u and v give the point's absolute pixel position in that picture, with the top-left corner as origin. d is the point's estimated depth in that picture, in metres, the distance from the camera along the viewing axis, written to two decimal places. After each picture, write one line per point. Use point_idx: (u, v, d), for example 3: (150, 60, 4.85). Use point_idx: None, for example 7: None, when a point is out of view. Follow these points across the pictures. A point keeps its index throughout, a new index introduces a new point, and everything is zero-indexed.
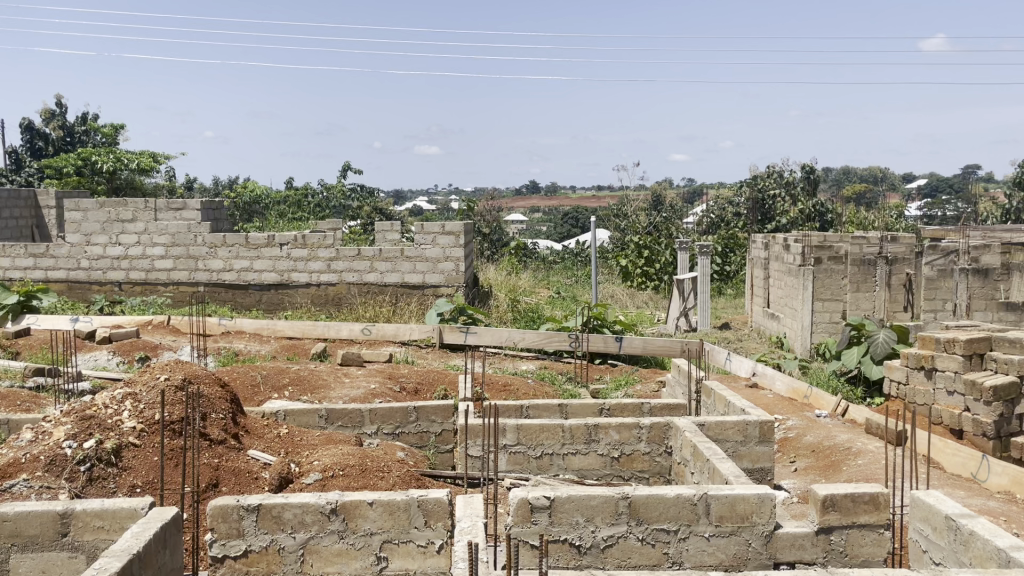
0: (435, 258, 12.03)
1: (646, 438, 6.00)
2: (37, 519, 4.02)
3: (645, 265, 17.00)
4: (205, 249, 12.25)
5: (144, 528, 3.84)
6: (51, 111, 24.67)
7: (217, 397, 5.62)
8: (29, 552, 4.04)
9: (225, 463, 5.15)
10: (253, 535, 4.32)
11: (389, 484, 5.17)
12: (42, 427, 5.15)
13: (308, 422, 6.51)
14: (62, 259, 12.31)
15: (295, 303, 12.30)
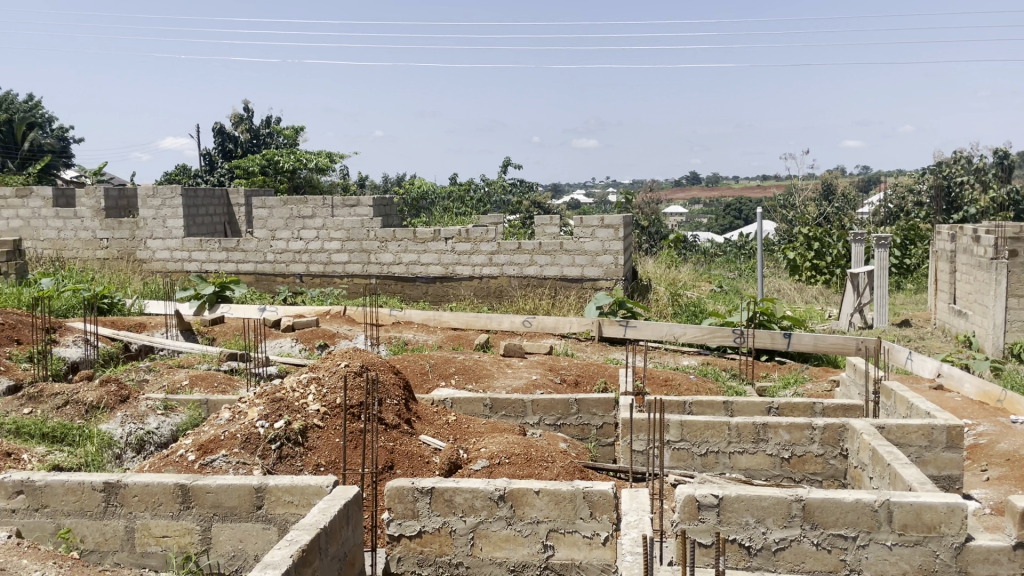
0: (595, 251, 12.04)
1: (819, 440, 5.74)
2: (236, 492, 4.36)
3: (815, 257, 16.22)
4: (377, 244, 12.89)
5: (329, 505, 4.11)
6: (239, 116, 26.75)
7: (392, 384, 5.91)
8: (228, 522, 4.38)
9: (399, 446, 5.40)
10: (427, 517, 4.51)
11: (553, 475, 5.25)
12: (238, 407, 5.62)
13: (473, 410, 6.70)
14: (250, 252, 13.27)
15: (459, 295, 12.72)
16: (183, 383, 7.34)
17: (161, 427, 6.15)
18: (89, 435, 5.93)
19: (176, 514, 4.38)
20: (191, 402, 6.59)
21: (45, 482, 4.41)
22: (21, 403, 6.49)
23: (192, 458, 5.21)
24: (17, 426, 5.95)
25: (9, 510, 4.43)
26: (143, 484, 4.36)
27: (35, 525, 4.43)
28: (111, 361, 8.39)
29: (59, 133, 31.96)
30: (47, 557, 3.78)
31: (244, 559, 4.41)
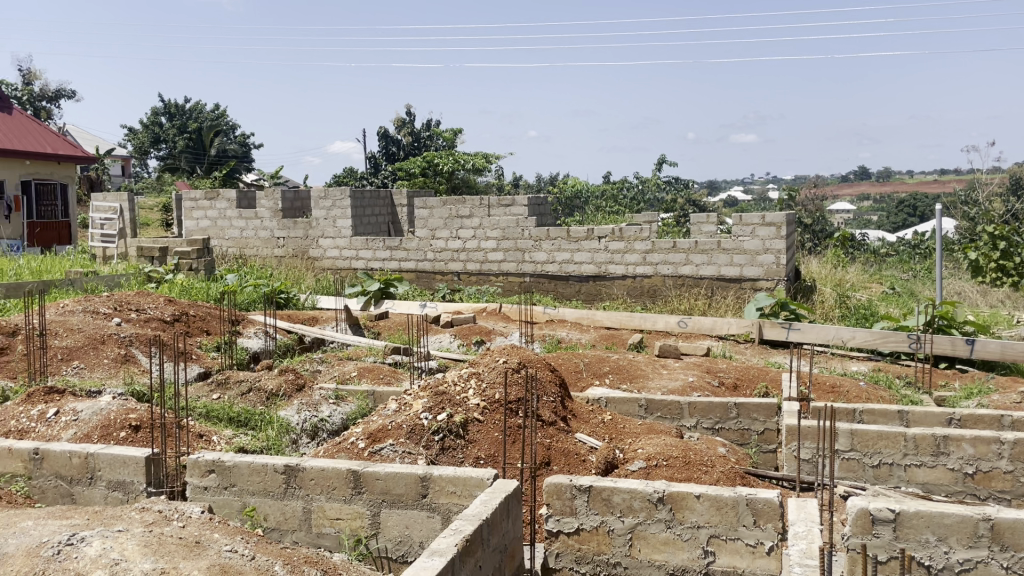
0: (754, 250, 11.63)
1: (1008, 456, 5.30)
2: (403, 480, 4.55)
3: (1002, 258, 14.92)
4: (531, 242, 13.06)
5: (491, 497, 4.21)
6: (402, 120, 27.90)
7: (549, 381, 5.97)
8: (396, 509, 4.58)
9: (556, 443, 5.45)
10: (585, 515, 4.53)
11: (713, 479, 5.13)
12: (403, 399, 5.87)
13: (628, 410, 6.64)
14: (412, 251, 13.80)
15: (612, 294, 12.66)
16: (352, 373, 7.77)
17: (333, 416, 6.56)
18: (270, 420, 6.35)
19: (349, 498, 4.63)
20: (359, 392, 7.01)
21: (233, 463, 4.77)
22: (210, 389, 7.06)
23: (362, 446, 5.48)
24: (207, 410, 6.47)
25: (201, 487, 4.82)
26: (320, 469, 4.64)
27: (224, 501, 4.81)
28: (288, 351, 8.96)
29: (242, 140, 34.55)
30: (236, 533, 4.06)
31: (410, 545, 4.61)
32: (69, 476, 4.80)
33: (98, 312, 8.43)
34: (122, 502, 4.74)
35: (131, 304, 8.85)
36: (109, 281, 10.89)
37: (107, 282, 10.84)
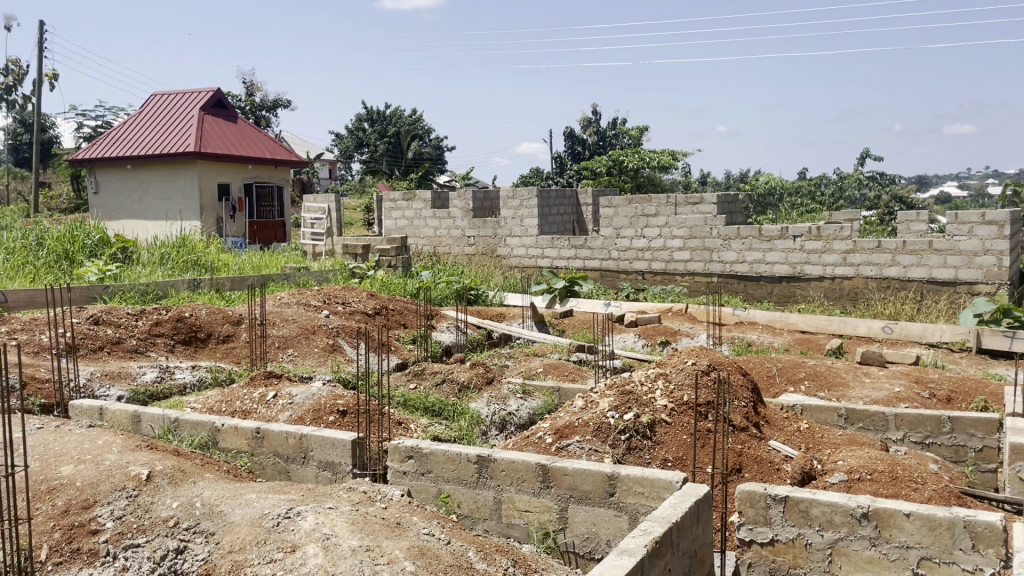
0: (972, 251, 10.67)
1: None
2: (591, 477, 4.58)
3: None
4: (720, 241, 12.70)
5: (680, 501, 4.14)
6: (588, 119, 28.07)
7: (741, 385, 5.79)
8: (584, 505, 4.61)
9: (747, 450, 5.26)
10: (781, 526, 4.34)
11: (924, 497, 4.75)
12: (590, 397, 5.89)
13: (826, 420, 6.29)
14: (597, 250, 13.81)
15: (808, 296, 12.07)
16: (538, 369, 7.91)
17: (520, 410, 6.72)
18: (461, 411, 6.60)
19: (537, 491, 4.71)
20: (545, 388, 7.15)
21: (429, 450, 5.00)
22: (407, 378, 7.45)
23: (549, 441, 5.54)
24: (405, 399, 6.82)
25: (401, 471, 5.08)
26: (510, 461, 4.76)
27: (421, 486, 5.05)
28: (478, 346, 9.28)
29: (436, 142, 36.17)
30: (433, 517, 4.25)
31: (598, 542, 4.62)
32: (286, 454, 5.23)
33: (309, 304, 9.13)
34: (331, 481, 5.10)
35: (337, 298, 9.52)
36: (318, 276, 11.76)
37: (316, 276, 11.70)
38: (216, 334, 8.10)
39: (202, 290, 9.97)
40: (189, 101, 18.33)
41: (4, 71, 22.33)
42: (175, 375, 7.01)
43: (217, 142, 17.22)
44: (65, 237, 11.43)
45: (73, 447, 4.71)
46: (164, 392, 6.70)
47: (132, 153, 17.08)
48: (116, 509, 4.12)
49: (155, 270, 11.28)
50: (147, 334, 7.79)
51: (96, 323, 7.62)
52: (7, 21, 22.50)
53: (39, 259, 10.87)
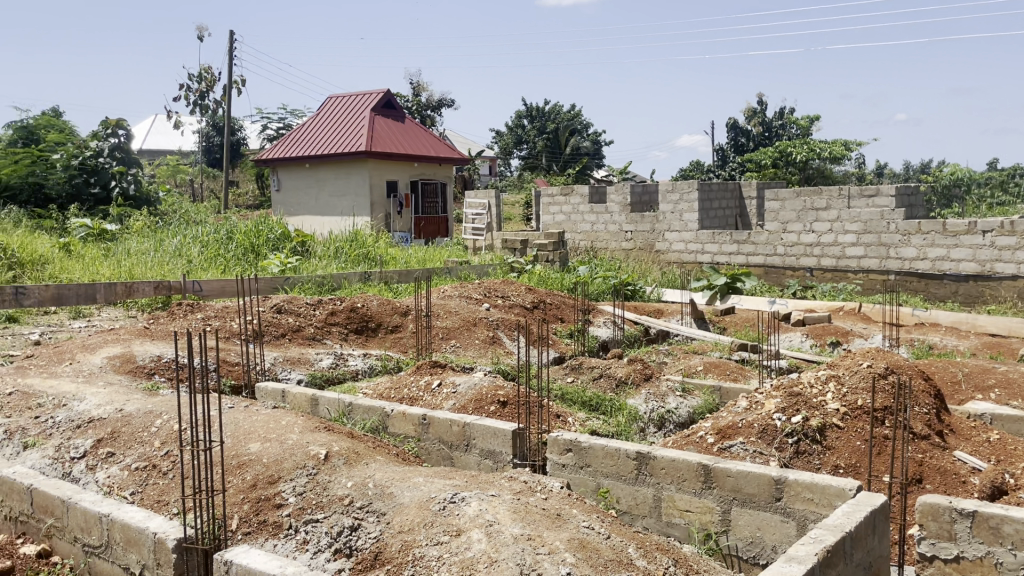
0: None
1: None
2: (756, 480, 4.43)
3: None
4: (897, 237, 11.93)
5: (854, 509, 3.93)
6: (753, 109, 27.13)
7: (922, 391, 5.42)
8: (748, 508, 4.47)
9: (929, 460, 4.91)
10: (967, 542, 4.02)
11: None
12: (755, 398, 5.69)
13: (1020, 431, 5.76)
14: (761, 245, 13.29)
15: (998, 297, 11.12)
16: (699, 367, 7.73)
17: (680, 408, 6.60)
18: (619, 407, 6.56)
19: (699, 492, 4.61)
20: (706, 387, 7.00)
21: (589, 444, 5.01)
22: (566, 372, 7.51)
23: (711, 441, 5.40)
24: (562, 392, 6.87)
25: (561, 463, 5.14)
26: (671, 459, 4.70)
27: (580, 480, 5.07)
28: (635, 342, 9.20)
29: (595, 137, 36.12)
30: (592, 511, 4.25)
31: (762, 547, 4.48)
32: (450, 441, 5.41)
33: (471, 297, 9.38)
34: (493, 469, 5.23)
35: (498, 292, 9.72)
36: (480, 270, 12.06)
37: (477, 270, 11.99)
38: (386, 323, 8.52)
39: (372, 282, 10.48)
40: (361, 102, 19.30)
41: (200, 79, 24.38)
42: (348, 362, 7.42)
43: (386, 141, 18.01)
44: (251, 232, 12.35)
45: (259, 426, 5.08)
46: (338, 377, 7.11)
47: (310, 152, 18.19)
48: (297, 485, 4.42)
49: (330, 263, 11.98)
50: (324, 323, 8.28)
51: (278, 312, 8.18)
52: (202, 32, 24.53)
53: (230, 252, 11.81)
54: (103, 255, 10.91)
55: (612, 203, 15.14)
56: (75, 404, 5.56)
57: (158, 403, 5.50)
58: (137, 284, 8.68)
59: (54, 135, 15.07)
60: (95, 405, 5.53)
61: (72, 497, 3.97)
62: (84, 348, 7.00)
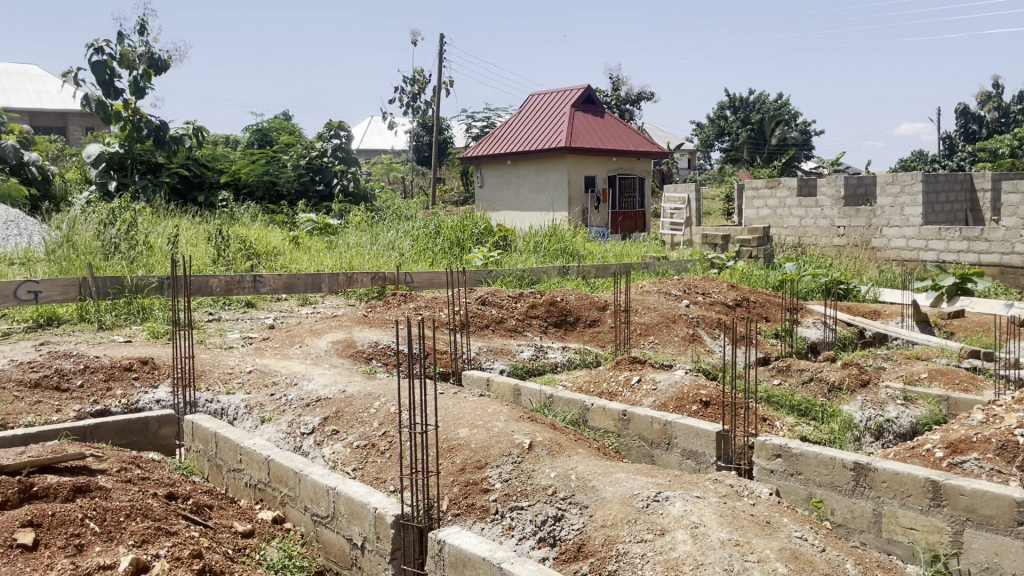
0: None
1: None
2: (994, 501, 4.01)
3: None
4: None
5: None
6: (988, 93, 24.62)
7: None
8: (984, 531, 4.07)
9: None
10: None
11: None
12: (992, 412, 5.17)
13: None
14: (996, 242, 12.00)
15: None
16: (922, 375, 7.12)
17: (901, 418, 6.12)
18: (832, 414, 6.17)
19: (926, 509, 4.25)
20: (931, 396, 6.44)
21: (801, 450, 4.75)
22: (772, 374, 7.19)
23: (939, 455, 4.94)
24: (768, 395, 6.58)
25: (768, 469, 4.91)
26: (894, 472, 4.36)
27: (790, 488, 4.82)
28: (848, 344, 8.64)
29: (804, 127, 34.36)
30: (804, 521, 4.04)
31: None
32: (651, 439, 5.34)
33: (670, 293, 9.21)
34: (694, 470, 5.11)
35: (698, 288, 9.51)
36: (679, 265, 11.83)
37: (676, 266, 11.78)
38: (584, 317, 8.58)
39: (570, 276, 10.59)
40: (562, 98, 19.53)
41: (412, 81, 25.74)
42: (548, 354, 7.54)
43: (585, 136, 18.12)
44: (457, 227, 12.90)
45: (467, 413, 5.27)
46: (539, 369, 7.25)
47: (512, 149, 18.67)
48: (503, 472, 4.55)
49: (530, 257, 12.24)
50: (525, 315, 8.47)
51: (483, 304, 8.46)
52: (415, 37, 25.86)
53: (437, 246, 12.38)
54: (326, 247, 11.82)
55: (823, 196, 14.31)
56: (304, 384, 6.07)
57: (376, 386, 5.87)
58: (356, 274, 9.32)
59: (285, 137, 16.50)
60: (321, 386, 5.99)
61: (304, 470, 4.33)
62: (311, 332, 7.61)
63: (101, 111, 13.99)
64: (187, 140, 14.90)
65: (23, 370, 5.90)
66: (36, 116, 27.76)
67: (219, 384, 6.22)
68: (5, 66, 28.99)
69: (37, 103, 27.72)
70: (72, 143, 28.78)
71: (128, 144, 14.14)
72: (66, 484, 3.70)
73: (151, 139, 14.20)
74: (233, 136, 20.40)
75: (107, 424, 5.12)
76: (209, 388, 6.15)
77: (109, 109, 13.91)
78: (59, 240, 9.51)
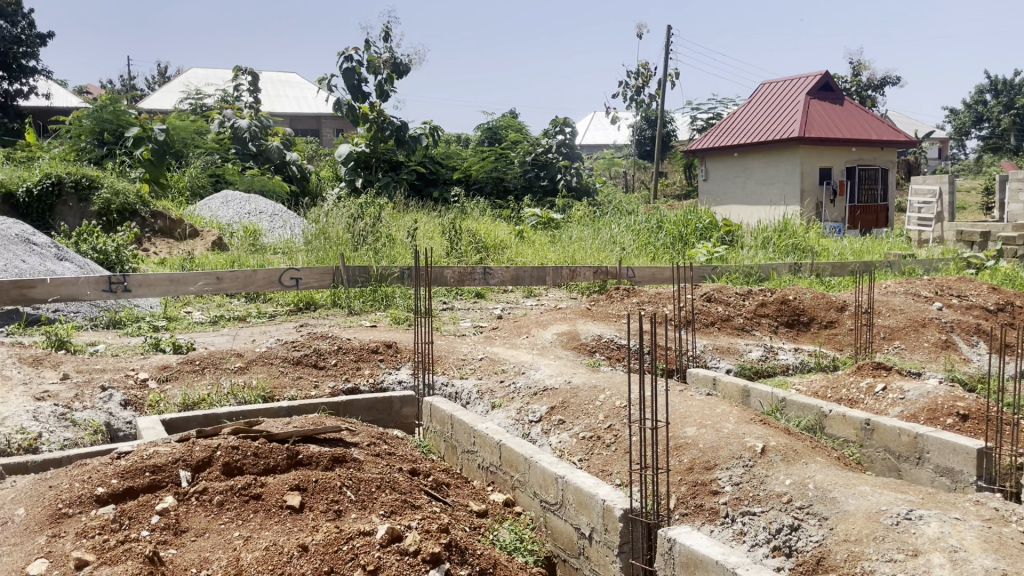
0: None
1: None
2: None
3: None
4: None
5: None
6: None
7: None
8: None
9: None
10: None
11: None
12: None
13: None
14: None
15: None
16: None
17: None
18: None
19: None
20: None
21: None
22: None
23: None
24: None
25: None
26: None
27: None
28: None
29: None
30: None
31: None
32: (898, 452, 4.95)
33: (919, 295, 8.46)
34: (950, 488, 4.68)
35: (952, 289, 8.67)
36: (928, 265, 10.83)
37: (925, 265, 10.80)
38: (819, 318, 8.13)
39: (803, 274, 10.05)
40: (795, 87, 18.56)
41: (636, 75, 25.60)
42: (779, 355, 7.21)
43: (820, 126, 17.09)
44: (681, 222, 12.71)
45: (695, 412, 5.14)
46: (769, 370, 6.94)
47: (739, 141, 18.04)
48: (734, 475, 4.40)
49: (758, 253, 11.78)
50: (754, 313, 8.14)
51: (709, 301, 8.25)
52: (641, 30, 25.68)
53: (660, 241, 12.24)
54: (551, 240, 12.10)
55: None
56: (532, 373, 6.24)
57: (601, 379, 5.91)
58: (580, 268, 9.44)
59: (513, 134, 17.05)
60: (548, 375, 6.14)
61: (534, 456, 4.44)
62: (537, 323, 7.81)
63: (351, 114, 15.33)
64: (424, 139, 15.87)
65: (288, 348, 6.56)
66: (296, 119, 30.81)
67: (453, 369, 6.56)
68: (271, 75, 32.46)
69: (297, 107, 30.79)
70: (325, 143, 31.66)
71: (373, 144, 15.36)
72: (326, 454, 4.07)
73: (393, 138, 15.36)
74: (464, 134, 21.41)
75: (357, 401, 5.57)
76: (444, 372, 6.50)
77: (357, 112, 15.21)
78: (315, 232, 10.50)
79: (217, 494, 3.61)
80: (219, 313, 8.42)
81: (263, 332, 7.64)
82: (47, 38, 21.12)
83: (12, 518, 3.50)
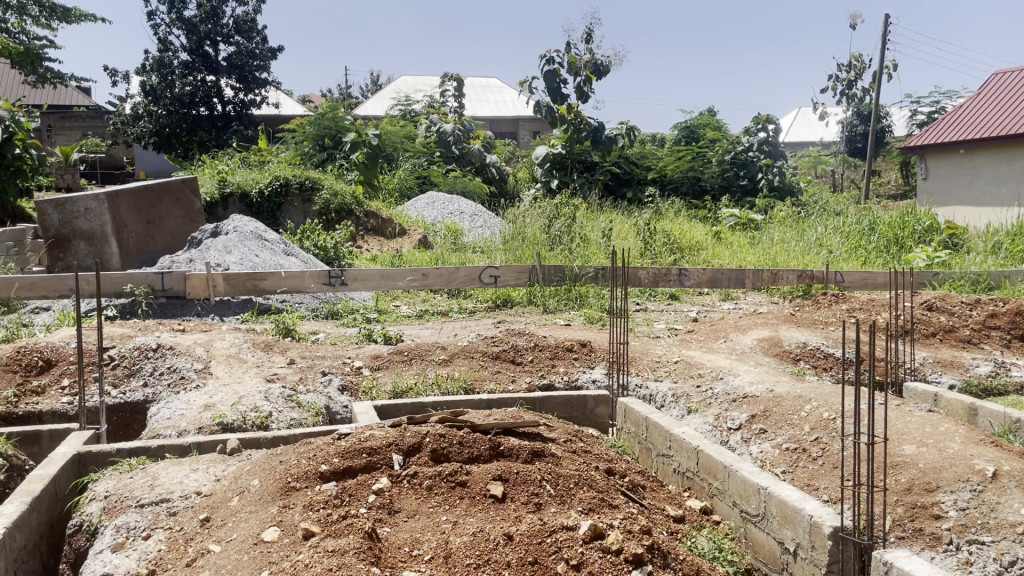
0: None
1: None
2: None
3: None
4: None
5: None
6: None
7: None
8: None
9: None
10: None
11: None
12: None
13: None
14: None
15: None
16: None
17: None
18: None
19: None
20: None
21: None
22: None
23: None
24: None
25: None
26: None
27: None
28: None
29: None
30: None
31: None
32: None
33: None
34: None
35: None
36: None
37: None
38: None
39: None
40: None
41: (848, 67, 24.10)
42: (1011, 373, 6.53)
43: None
44: (896, 223, 11.84)
45: (915, 428, 4.75)
46: (1000, 388, 6.30)
47: (966, 136, 16.50)
48: (960, 499, 4.05)
49: (987, 258, 10.73)
50: (982, 325, 7.42)
51: (929, 309, 7.62)
52: (854, 20, 24.15)
53: (871, 244, 11.48)
54: (750, 242, 11.67)
55: None
56: (730, 379, 6.05)
57: (807, 388, 5.62)
58: (783, 272, 9.04)
59: (713, 133, 16.60)
60: (748, 382, 5.92)
61: (734, 464, 4.31)
62: (736, 328, 7.57)
63: (549, 116, 15.59)
64: (620, 140, 15.85)
65: (488, 344, 6.78)
66: (495, 123, 31.79)
67: (648, 371, 6.50)
68: (473, 81, 33.69)
69: (496, 111, 31.78)
70: (522, 146, 32.41)
71: (569, 146, 15.58)
72: (525, 447, 4.17)
73: (589, 139, 15.50)
74: (660, 134, 21.16)
75: (554, 398, 5.65)
76: (639, 374, 6.45)
77: (555, 115, 15.50)
78: (513, 232, 10.78)
79: (427, 478, 3.82)
80: (424, 307, 8.87)
81: (465, 327, 7.97)
82: (277, 52, 23.13)
83: (248, 488, 3.88)
